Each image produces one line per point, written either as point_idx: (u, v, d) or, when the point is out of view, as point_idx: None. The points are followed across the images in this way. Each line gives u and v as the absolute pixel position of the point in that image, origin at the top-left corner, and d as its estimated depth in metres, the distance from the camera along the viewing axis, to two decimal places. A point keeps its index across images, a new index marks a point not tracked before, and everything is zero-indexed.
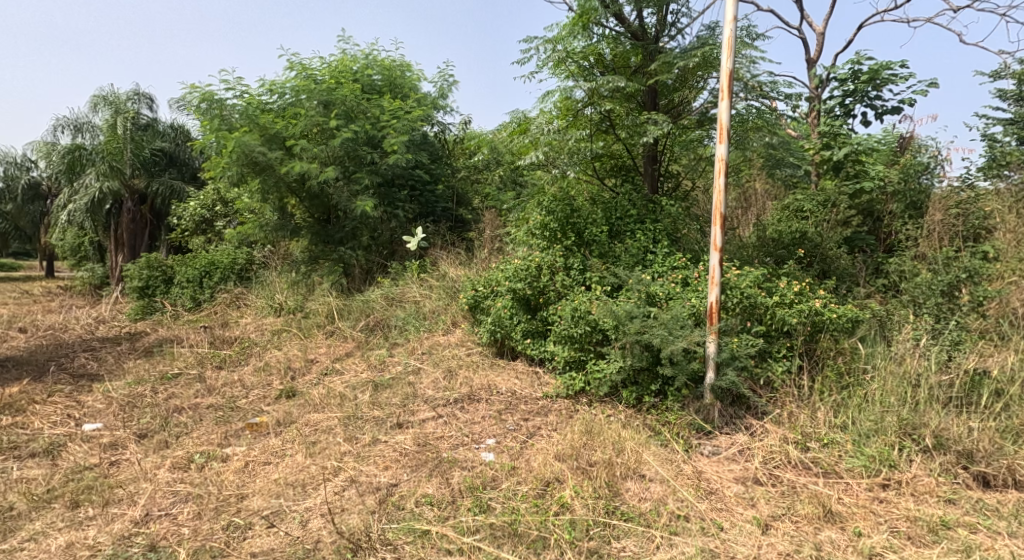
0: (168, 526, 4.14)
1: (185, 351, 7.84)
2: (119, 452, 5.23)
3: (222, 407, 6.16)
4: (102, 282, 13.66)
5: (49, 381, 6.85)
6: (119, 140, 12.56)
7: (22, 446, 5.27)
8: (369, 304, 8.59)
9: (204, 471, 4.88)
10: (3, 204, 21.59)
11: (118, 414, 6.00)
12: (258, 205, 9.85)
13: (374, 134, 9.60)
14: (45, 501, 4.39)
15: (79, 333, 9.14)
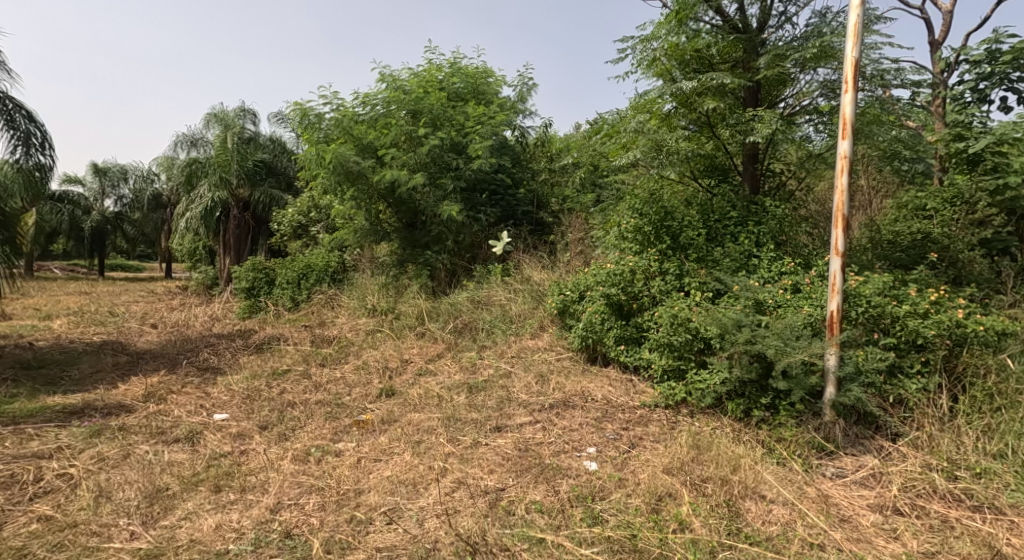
0: (298, 516, 4.39)
1: (291, 349, 8.29)
2: (247, 442, 5.60)
3: (330, 403, 6.48)
4: (213, 283, 14.72)
5: (181, 374, 7.44)
6: (226, 153, 13.42)
7: (167, 431, 5.76)
8: (457, 307, 8.74)
9: (321, 464, 5.13)
10: (132, 213, 23.96)
11: (241, 406, 6.44)
12: (351, 211, 10.23)
13: (459, 140, 9.70)
14: (194, 483, 4.78)
15: (203, 329, 9.89)
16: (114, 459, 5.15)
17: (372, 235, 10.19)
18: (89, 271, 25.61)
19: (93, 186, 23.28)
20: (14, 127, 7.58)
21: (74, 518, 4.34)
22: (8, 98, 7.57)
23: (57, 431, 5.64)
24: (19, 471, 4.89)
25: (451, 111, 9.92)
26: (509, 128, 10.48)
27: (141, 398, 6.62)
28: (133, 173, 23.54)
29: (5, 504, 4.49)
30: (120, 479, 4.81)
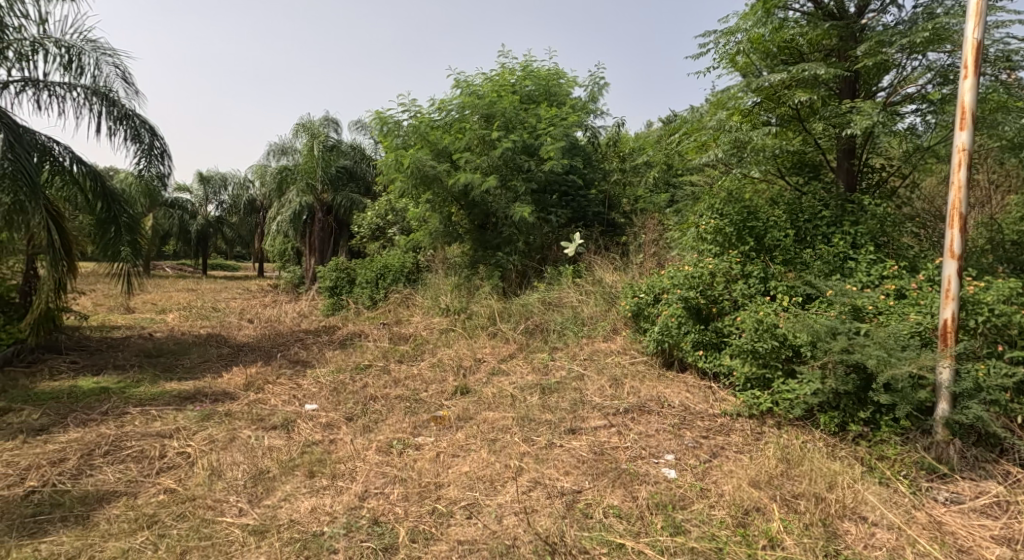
0: (384, 504, 4.54)
1: (371, 345, 8.53)
2: (335, 431, 5.80)
3: (409, 398, 6.61)
4: (300, 282, 15.46)
5: (276, 365, 7.83)
6: (313, 159, 13.95)
7: (266, 418, 6.06)
8: (528, 308, 8.68)
9: (402, 456, 5.24)
10: (230, 217, 25.59)
11: (329, 397, 6.68)
12: (426, 213, 10.43)
13: (531, 142, 9.61)
14: (291, 467, 5.04)
15: (293, 325, 10.36)
16: (222, 441, 5.50)
17: (446, 238, 10.34)
18: (194, 271, 27.48)
19: (197, 193, 24.88)
20: (140, 141, 8.28)
21: (193, 492, 4.70)
22: (135, 115, 8.28)
23: (176, 414, 6.12)
24: (148, 447, 5.35)
25: (523, 113, 9.90)
26: (580, 129, 10.27)
27: (243, 386, 7.01)
28: (233, 180, 25.14)
29: (137, 477, 4.92)
30: (229, 460, 5.14)
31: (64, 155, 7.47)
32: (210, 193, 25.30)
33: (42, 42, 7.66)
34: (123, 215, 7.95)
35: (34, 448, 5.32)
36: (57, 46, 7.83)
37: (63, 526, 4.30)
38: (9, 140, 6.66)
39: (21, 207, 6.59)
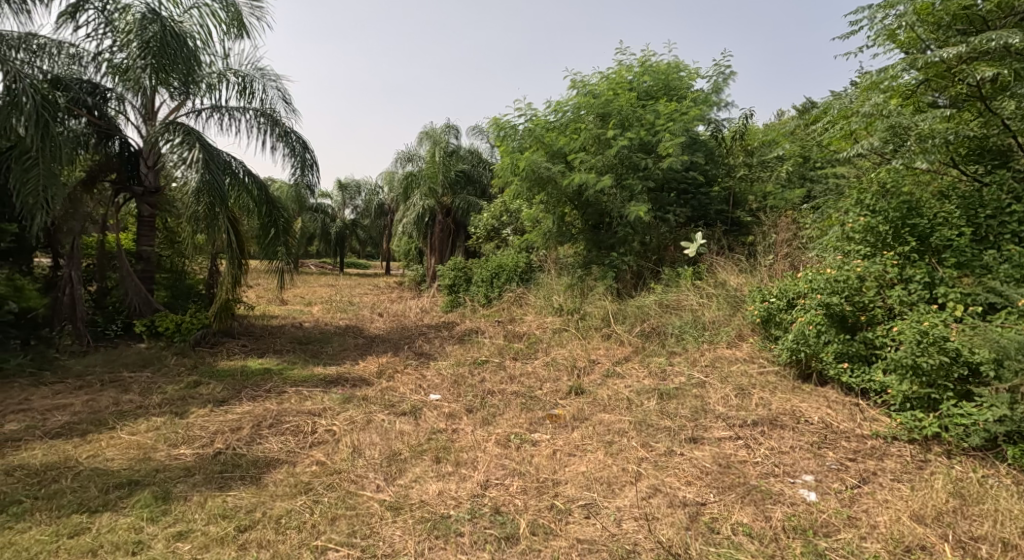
0: (504, 495, 4.68)
1: (487, 341, 8.63)
2: (457, 421, 5.95)
3: (524, 395, 6.58)
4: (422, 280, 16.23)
5: (404, 356, 8.12)
6: (435, 165, 14.48)
7: (397, 404, 6.33)
8: (644, 309, 8.33)
9: (520, 451, 5.31)
10: (361, 220, 27.20)
11: (451, 388, 6.82)
12: (540, 215, 10.43)
13: (648, 140, 9.14)
14: (420, 451, 5.30)
15: (418, 319, 10.77)
16: (361, 422, 5.85)
17: (560, 238, 10.26)
18: (330, 269, 29.50)
19: (337, 199, 26.87)
20: (296, 156, 9.03)
21: (339, 466, 5.06)
22: (294, 132, 9.02)
23: (323, 395, 6.57)
24: (302, 423, 5.80)
25: (640, 110, 9.41)
26: (701, 123, 9.65)
27: (376, 373, 7.39)
28: (366, 186, 26.77)
29: (294, 448, 5.38)
30: (368, 440, 5.48)
31: (241, 168, 8.42)
32: (347, 200, 27.19)
33: (223, 71, 8.56)
34: (283, 220, 8.84)
35: (216, 416, 5.94)
36: (234, 74, 8.66)
37: (243, 484, 4.79)
38: (205, 158, 7.77)
39: (214, 213, 7.75)
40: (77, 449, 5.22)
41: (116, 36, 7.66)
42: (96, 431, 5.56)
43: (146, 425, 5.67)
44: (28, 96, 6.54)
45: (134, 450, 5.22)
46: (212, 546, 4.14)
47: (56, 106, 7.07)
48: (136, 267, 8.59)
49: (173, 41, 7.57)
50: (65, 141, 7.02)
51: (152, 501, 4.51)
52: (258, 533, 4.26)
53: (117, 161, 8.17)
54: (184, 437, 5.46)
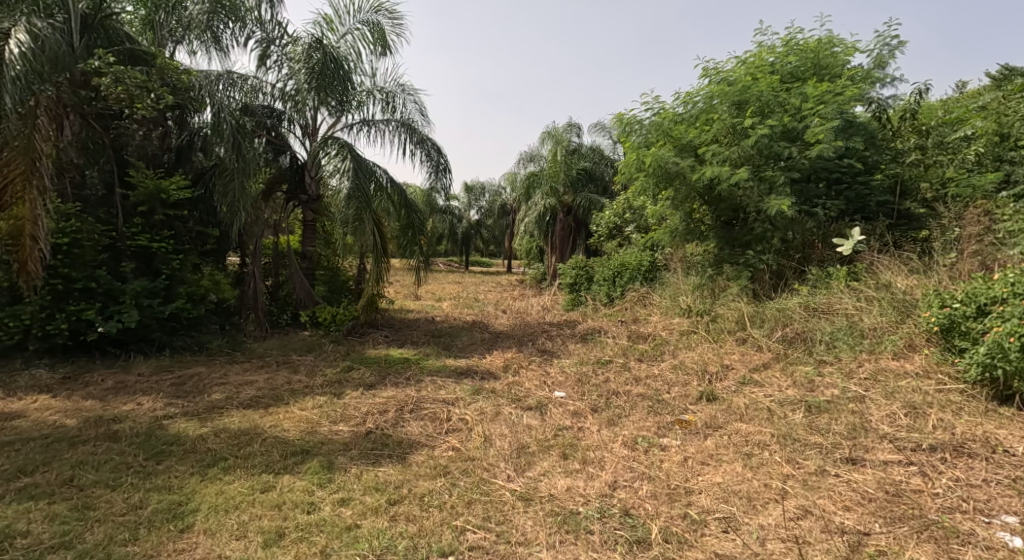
0: (633, 498, 4.43)
1: (610, 341, 8.28)
2: (583, 420, 5.70)
3: (651, 397, 6.19)
4: (543, 278, 16.24)
5: (528, 352, 8.01)
6: (557, 164, 14.32)
7: (523, 398, 6.21)
8: (786, 313, 7.55)
9: (649, 454, 5.01)
10: (484, 221, 27.81)
11: (575, 386, 6.58)
12: (667, 212, 9.82)
13: (792, 126, 8.33)
14: (548, 446, 5.15)
15: (541, 316, 10.65)
16: (489, 414, 5.78)
17: (688, 236, 9.61)
18: (456, 267, 30.30)
19: (463, 200, 27.54)
20: (431, 161, 9.25)
21: (473, 453, 5.01)
22: (430, 138, 9.24)
23: (455, 385, 6.60)
24: (438, 410, 5.83)
25: (785, 95, 8.55)
26: (859, 103, 8.51)
27: (502, 367, 7.34)
28: (491, 188, 27.37)
29: (433, 432, 5.41)
30: (498, 431, 5.39)
31: (384, 176, 8.82)
32: (473, 200, 27.77)
33: (372, 88, 8.94)
34: (419, 221, 9.13)
35: (365, 398, 6.14)
36: (381, 91, 9.02)
37: (391, 461, 4.87)
38: (355, 167, 8.26)
39: (361, 217, 8.19)
40: (262, 418, 5.56)
41: (283, 64, 8.31)
42: (275, 405, 5.91)
43: (313, 403, 5.96)
44: (227, 121, 7.45)
45: (304, 424, 5.46)
46: (369, 515, 4.20)
47: (246, 129, 7.81)
48: (302, 264, 9.21)
49: (331, 66, 8.10)
50: (254, 157, 7.69)
51: (320, 469, 4.69)
52: (406, 507, 4.29)
53: (289, 173, 8.79)
54: (342, 416, 5.66)
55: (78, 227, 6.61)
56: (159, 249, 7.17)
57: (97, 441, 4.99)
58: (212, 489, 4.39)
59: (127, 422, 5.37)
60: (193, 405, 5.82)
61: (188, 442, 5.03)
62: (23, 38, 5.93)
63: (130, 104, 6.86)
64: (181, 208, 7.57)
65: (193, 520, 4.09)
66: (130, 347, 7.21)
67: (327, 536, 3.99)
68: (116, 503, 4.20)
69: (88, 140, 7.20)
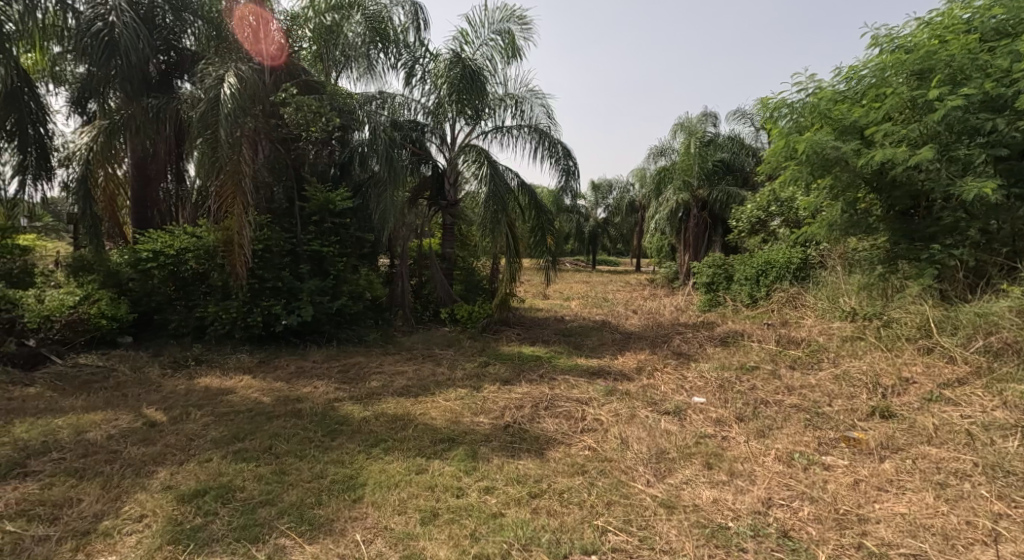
0: (793, 519, 3.84)
1: (756, 346, 7.47)
2: (727, 429, 5.08)
3: (808, 409, 5.41)
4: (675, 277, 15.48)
5: (663, 354, 7.46)
6: (690, 158, 13.40)
7: (660, 402, 5.70)
8: (988, 318, 6.28)
9: (809, 473, 4.33)
10: (612, 219, 27.15)
11: (716, 392, 5.94)
12: (823, 202, 8.77)
13: (998, 93, 6.99)
14: (688, 454, 4.61)
15: (675, 317, 9.97)
16: (624, 416, 5.34)
17: (850, 229, 8.37)
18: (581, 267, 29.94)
19: (590, 199, 27.18)
20: (562, 166, 9.01)
21: (609, 455, 4.63)
22: (561, 142, 8.99)
23: (586, 384, 6.23)
24: (573, 409, 5.50)
25: (988, 56, 7.20)
26: None
27: (635, 369, 6.86)
28: (617, 184, 26.63)
29: (568, 431, 5.08)
30: (635, 434, 4.94)
31: (515, 180, 8.69)
32: (601, 198, 27.31)
33: (502, 95, 8.81)
34: (549, 222, 8.92)
35: (502, 393, 5.95)
36: (511, 96, 8.88)
37: (529, 454, 4.62)
38: (492, 172, 8.22)
39: (496, 220, 8.07)
40: (413, 406, 5.56)
41: (427, 78, 8.43)
42: (423, 394, 5.89)
43: (454, 394, 5.89)
44: (381, 137, 7.64)
45: (449, 414, 5.38)
46: (512, 505, 3.95)
47: (395, 143, 7.98)
48: (443, 266, 9.32)
49: (469, 76, 8.08)
50: (402, 167, 7.85)
51: (465, 457, 4.53)
52: (547, 501, 4.00)
53: (432, 182, 8.95)
54: (481, 409, 5.50)
55: (269, 235, 7.17)
56: (329, 253, 7.58)
57: (286, 417, 5.16)
58: (376, 466, 4.34)
59: (307, 402, 5.55)
60: (356, 390, 5.96)
61: (355, 422, 5.09)
62: (233, 81, 6.55)
63: (306, 128, 7.45)
64: (346, 217, 7.94)
65: (364, 492, 4.02)
66: (307, 337, 7.56)
67: (474, 521, 3.78)
68: (304, 471, 4.23)
69: (276, 162, 7.66)
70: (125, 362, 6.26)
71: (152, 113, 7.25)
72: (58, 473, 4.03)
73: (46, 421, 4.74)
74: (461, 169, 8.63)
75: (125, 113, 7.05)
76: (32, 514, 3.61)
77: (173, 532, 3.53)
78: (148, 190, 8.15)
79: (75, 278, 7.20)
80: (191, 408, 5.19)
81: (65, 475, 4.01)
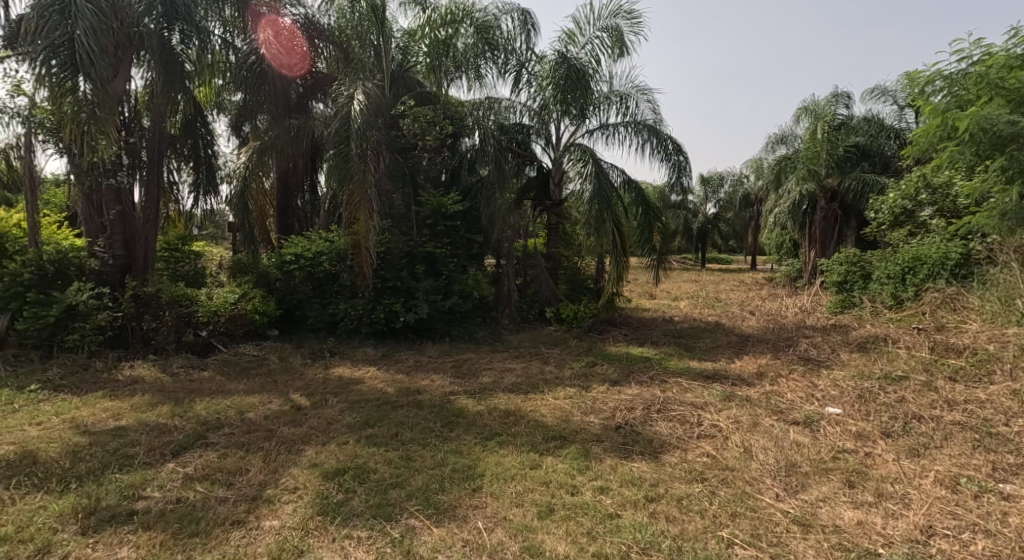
0: (960, 552, 3.65)
1: (904, 353, 7.00)
2: (870, 445, 4.87)
3: (975, 429, 5.04)
4: (799, 275, 14.64)
5: (787, 359, 7.21)
6: (818, 143, 12.78)
7: (787, 411, 5.56)
8: None
9: (980, 501, 4.09)
10: (724, 214, 26.07)
11: (854, 404, 5.68)
12: (992, 187, 7.87)
13: None
14: (825, 470, 4.49)
15: (798, 320, 9.55)
16: (746, 424, 5.27)
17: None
18: (690, 265, 29.13)
19: (699, 193, 26.32)
20: (670, 161, 8.91)
21: (731, 463, 4.61)
22: (668, 136, 8.89)
23: (703, 389, 6.18)
24: (688, 414, 5.49)
25: None
26: None
27: (757, 375, 6.68)
28: (729, 176, 25.59)
29: (683, 436, 5.10)
30: (760, 444, 4.88)
31: (620, 177, 8.72)
32: (710, 192, 26.47)
33: (608, 92, 8.86)
34: (656, 218, 8.86)
35: (611, 394, 6.05)
36: (615, 94, 8.91)
37: (644, 458, 4.70)
38: (596, 170, 8.29)
39: (602, 218, 8.14)
40: (524, 403, 5.79)
41: (533, 81, 8.67)
42: (533, 392, 6.11)
43: (564, 393, 6.06)
44: (491, 142, 7.96)
45: (559, 412, 5.56)
46: (628, 507, 4.06)
47: (503, 147, 8.28)
48: (547, 265, 9.53)
49: (574, 75, 8.21)
50: (510, 169, 8.13)
51: (578, 455, 4.69)
52: (665, 506, 4.07)
53: (536, 182, 9.20)
54: (592, 408, 5.64)
55: (388, 239, 7.73)
56: (442, 254, 8.03)
57: (408, 407, 5.58)
58: (493, 459, 4.61)
59: (426, 395, 5.95)
60: (469, 385, 6.30)
61: (471, 416, 5.41)
62: (361, 98, 7.10)
63: (422, 137, 7.92)
64: (455, 219, 8.38)
65: (482, 482, 4.30)
66: (422, 334, 8.04)
67: (592, 519, 3.92)
68: (428, 459, 4.58)
69: (395, 171, 8.20)
70: (272, 353, 7.00)
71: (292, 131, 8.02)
72: (230, 446, 4.64)
73: (217, 401, 5.47)
74: (566, 168, 8.78)
75: (270, 133, 7.86)
76: (213, 478, 4.20)
77: (320, 504, 3.96)
78: (288, 201, 8.99)
79: (235, 279, 8.16)
80: (328, 395, 5.75)
81: (235, 448, 4.61)
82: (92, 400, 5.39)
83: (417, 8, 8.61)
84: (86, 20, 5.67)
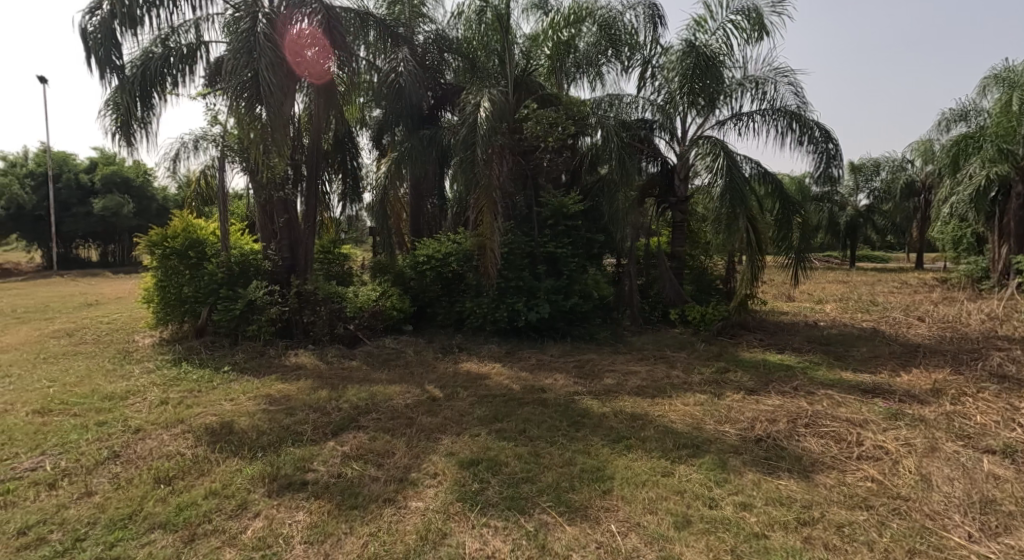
0: None
1: None
2: None
3: None
4: (984, 275, 13.04)
5: (974, 376, 6.55)
6: (1012, 115, 11.18)
7: (977, 438, 5.08)
8: None
9: None
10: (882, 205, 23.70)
11: None
12: None
13: None
14: None
15: (984, 331, 8.56)
16: (922, 448, 4.90)
17: None
18: (837, 264, 26.81)
19: (851, 181, 24.14)
20: (814, 145, 8.42)
21: (903, 491, 4.34)
22: (810, 119, 8.41)
23: (860, 404, 5.82)
24: (845, 432, 5.20)
25: None
26: None
27: (933, 392, 6.15)
28: (887, 163, 23.33)
29: (838, 455, 4.85)
30: (942, 473, 4.53)
31: (755, 169, 8.39)
32: (862, 181, 24.54)
33: (741, 79, 8.56)
34: (795, 214, 8.48)
35: (749, 403, 5.87)
36: (750, 80, 8.59)
37: (793, 475, 4.55)
38: (729, 164, 8.03)
39: (735, 213, 7.87)
40: (651, 407, 5.77)
41: (659, 75, 8.57)
42: (660, 397, 6.08)
43: (693, 399, 5.98)
44: (614, 140, 7.97)
45: (689, 419, 5.51)
46: (777, 528, 3.95)
47: (627, 144, 8.26)
48: (671, 264, 9.38)
49: (702, 65, 8.02)
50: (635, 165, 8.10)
51: (714, 467, 4.63)
52: (821, 532, 3.91)
53: (659, 178, 9.09)
54: (726, 418, 5.53)
55: (511, 242, 8.03)
56: (562, 254, 8.19)
57: (534, 405, 5.77)
58: (621, 462, 4.67)
59: (551, 393, 6.12)
60: (592, 385, 6.39)
61: (596, 417, 5.50)
62: (487, 105, 7.43)
63: (544, 139, 8.12)
64: (576, 219, 8.50)
65: (612, 485, 4.37)
66: (544, 333, 8.24)
67: (734, 537, 3.86)
68: (555, 456, 4.74)
69: (517, 173, 8.48)
70: (409, 347, 7.52)
71: (424, 140, 8.54)
72: (378, 430, 5.09)
73: (365, 388, 6.00)
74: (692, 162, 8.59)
75: (406, 142, 8.44)
76: (366, 458, 4.64)
77: (459, 492, 4.25)
78: (420, 204, 9.59)
79: (375, 278, 8.82)
80: (459, 388, 6.10)
81: (383, 432, 5.05)
82: (268, 382, 6.12)
83: (540, 12, 8.86)
84: (268, 57, 6.36)
